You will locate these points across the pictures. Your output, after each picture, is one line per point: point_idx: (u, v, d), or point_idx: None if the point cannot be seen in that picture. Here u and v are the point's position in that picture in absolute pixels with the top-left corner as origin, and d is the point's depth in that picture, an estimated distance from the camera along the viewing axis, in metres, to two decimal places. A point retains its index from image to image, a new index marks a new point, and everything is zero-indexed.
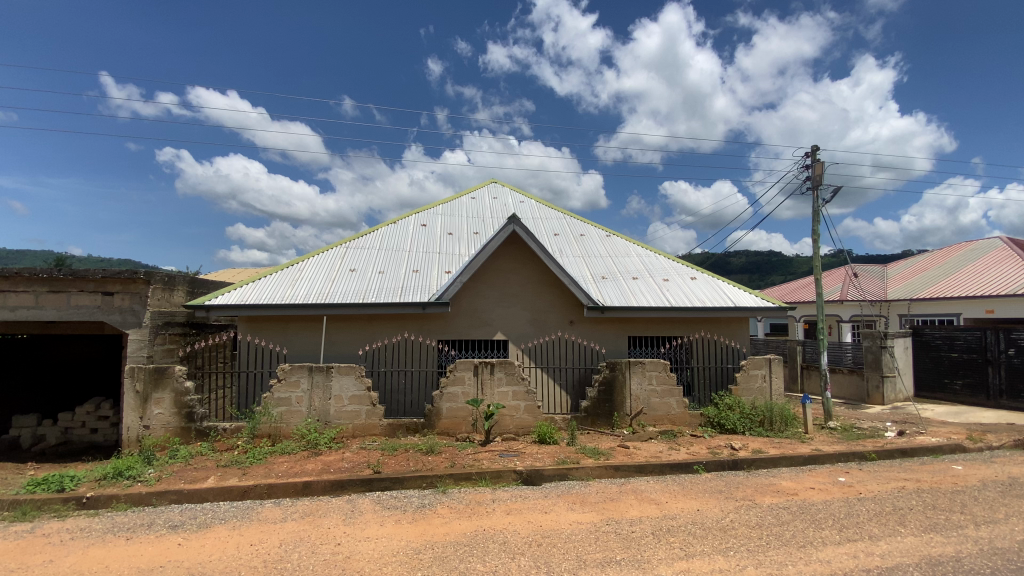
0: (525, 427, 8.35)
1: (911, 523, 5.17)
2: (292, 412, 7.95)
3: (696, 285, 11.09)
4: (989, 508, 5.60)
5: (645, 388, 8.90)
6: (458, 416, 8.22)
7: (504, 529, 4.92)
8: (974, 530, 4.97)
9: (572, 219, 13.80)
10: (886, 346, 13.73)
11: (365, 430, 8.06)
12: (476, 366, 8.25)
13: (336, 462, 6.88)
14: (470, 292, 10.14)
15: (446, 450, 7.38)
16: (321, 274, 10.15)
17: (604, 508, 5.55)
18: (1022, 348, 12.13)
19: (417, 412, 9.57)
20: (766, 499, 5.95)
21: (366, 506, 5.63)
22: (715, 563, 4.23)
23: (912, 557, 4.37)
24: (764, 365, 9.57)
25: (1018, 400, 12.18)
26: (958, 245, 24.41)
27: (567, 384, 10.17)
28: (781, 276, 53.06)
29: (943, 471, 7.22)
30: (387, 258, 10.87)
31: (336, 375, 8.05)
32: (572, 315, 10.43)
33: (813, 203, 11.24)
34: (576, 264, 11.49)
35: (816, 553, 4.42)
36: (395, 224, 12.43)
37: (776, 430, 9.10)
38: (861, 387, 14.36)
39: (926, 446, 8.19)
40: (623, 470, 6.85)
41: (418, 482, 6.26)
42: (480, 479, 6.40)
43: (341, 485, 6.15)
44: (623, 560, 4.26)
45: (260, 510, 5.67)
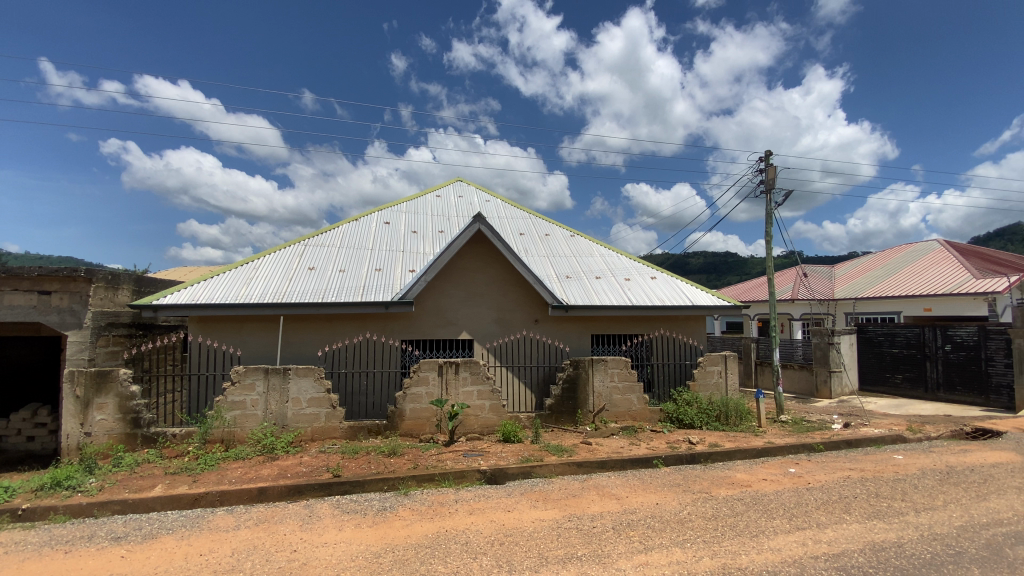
0: (490, 426, 8.33)
1: (856, 511, 5.46)
2: (247, 416, 7.65)
3: (657, 284, 11.36)
4: (927, 495, 5.98)
5: (607, 385, 9.05)
6: (422, 417, 8.12)
7: (467, 529, 4.89)
8: (913, 516, 5.29)
9: (537, 219, 13.85)
10: (834, 343, 14.48)
11: (324, 433, 7.86)
12: (440, 366, 8.17)
13: (293, 467, 6.67)
14: (435, 291, 10.04)
15: (410, 452, 7.27)
16: (278, 272, 9.82)
17: (566, 505, 5.61)
18: (957, 344, 13.02)
19: (379, 414, 9.40)
20: (721, 491, 6.15)
21: (325, 511, 5.48)
22: (673, 555, 4.34)
23: (857, 544, 4.61)
24: (720, 361, 9.87)
25: (953, 393, 13.05)
26: (899, 247, 25.93)
27: (531, 382, 10.22)
28: (737, 277, 55.12)
29: (884, 460, 7.66)
30: (348, 257, 10.62)
31: (293, 377, 7.81)
32: (537, 314, 10.48)
33: (766, 206, 11.72)
34: (541, 264, 11.54)
35: (767, 542, 4.60)
36: (357, 222, 12.17)
37: (732, 424, 9.43)
38: (810, 381, 15.09)
39: (870, 437, 8.67)
40: (586, 466, 6.94)
41: (378, 485, 6.14)
42: (443, 480, 6.34)
43: (298, 490, 5.95)
44: (584, 556, 4.31)
45: (210, 518, 5.43)
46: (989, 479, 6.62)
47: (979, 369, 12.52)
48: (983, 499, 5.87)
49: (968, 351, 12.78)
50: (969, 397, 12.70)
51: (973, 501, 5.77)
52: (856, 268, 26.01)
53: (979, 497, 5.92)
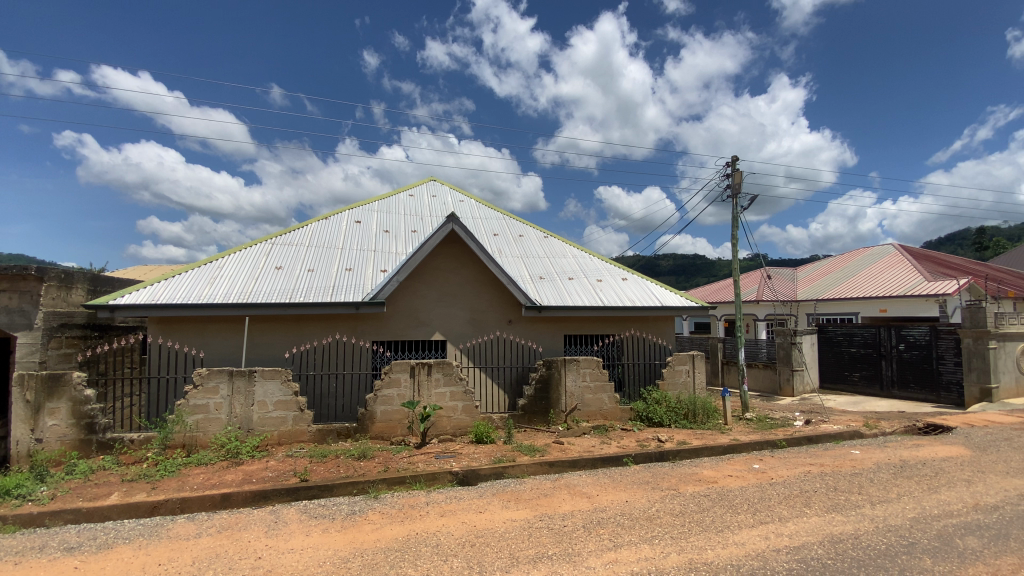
0: (463, 427, 8.28)
1: (816, 504, 5.67)
2: (210, 420, 7.40)
3: (629, 286, 11.54)
4: (882, 489, 6.26)
5: (580, 385, 9.13)
6: (393, 419, 8.01)
7: (438, 532, 4.85)
8: (869, 509, 5.52)
9: (510, 219, 13.89)
10: (796, 343, 14.99)
11: (292, 436, 7.68)
12: (412, 367, 8.09)
13: (259, 472, 6.50)
14: (407, 292, 9.93)
15: (380, 455, 7.18)
16: (243, 272, 9.54)
17: (538, 504, 5.64)
18: (910, 343, 13.65)
19: (349, 416, 9.23)
20: (688, 487, 6.30)
21: (291, 516, 5.36)
22: (642, 552, 4.41)
23: (816, 536, 4.78)
24: (688, 360, 10.09)
25: (906, 390, 13.68)
26: (857, 251, 27.04)
27: (504, 383, 10.22)
28: (706, 279, 56.48)
29: (843, 455, 7.99)
30: (317, 257, 10.40)
31: (259, 380, 7.59)
32: (510, 314, 10.49)
33: (733, 209, 12.07)
34: (514, 265, 11.57)
35: (732, 537, 4.73)
36: (326, 220, 11.92)
37: (699, 422, 9.64)
38: (774, 379, 15.59)
39: (829, 433, 9.02)
40: (558, 466, 6.99)
41: (348, 489, 6.03)
42: (414, 483, 6.28)
43: (264, 495, 5.80)
44: (555, 555, 4.34)
45: (170, 526, 5.23)
46: (939, 472, 6.98)
47: (930, 368, 13.17)
48: (933, 491, 6.18)
49: (920, 350, 13.41)
50: (921, 394, 13.34)
51: (925, 494, 6.07)
52: (817, 270, 27.01)
53: (930, 489, 6.23)
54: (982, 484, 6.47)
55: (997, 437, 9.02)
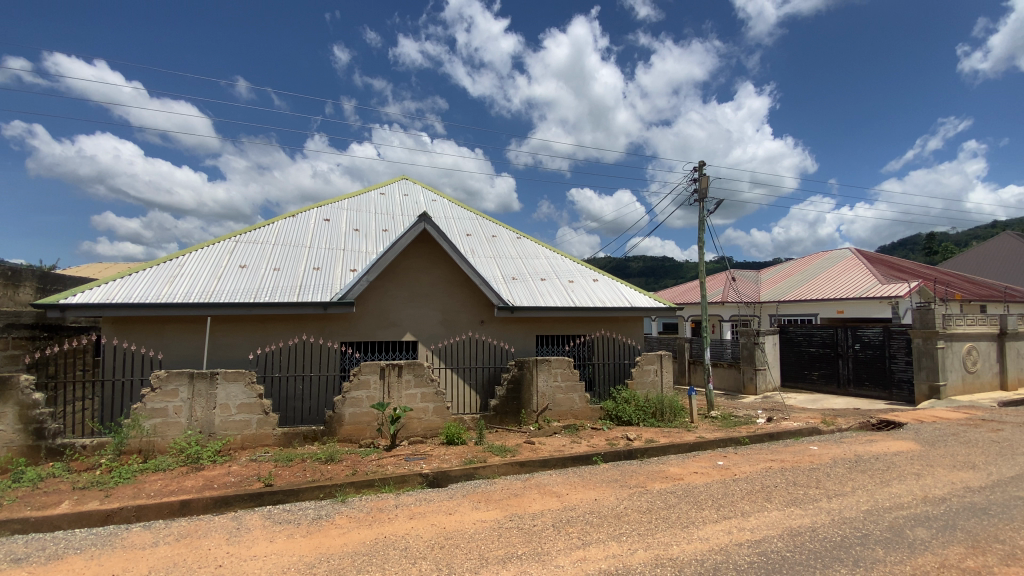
0: (434, 428, 8.21)
1: (776, 499, 5.87)
2: (169, 425, 7.12)
3: (600, 287, 11.69)
4: (838, 483, 6.53)
5: (551, 385, 9.19)
6: (362, 422, 7.88)
7: (407, 535, 4.80)
8: (826, 502, 5.75)
9: (483, 219, 13.86)
10: (759, 343, 15.50)
11: (256, 440, 7.46)
12: (382, 368, 7.98)
13: (220, 477, 6.29)
14: (378, 291, 9.79)
15: (348, 458, 7.06)
16: (205, 270, 9.22)
17: (508, 504, 5.65)
18: (865, 343, 14.29)
19: (316, 419, 9.02)
20: (655, 484, 6.43)
21: (255, 523, 5.21)
22: (610, 549, 4.47)
23: (776, 530, 4.95)
24: (656, 360, 10.29)
25: (861, 388, 14.30)
26: (817, 254, 28.14)
27: (475, 383, 10.19)
28: (674, 280, 57.71)
29: (802, 451, 8.29)
30: (284, 255, 10.14)
31: (221, 382, 7.35)
32: (483, 314, 10.46)
33: (700, 213, 12.39)
34: (487, 265, 11.55)
35: (697, 532, 4.85)
36: (294, 218, 11.65)
37: (667, 420, 9.84)
38: (738, 378, 16.06)
39: (789, 430, 9.36)
40: (528, 466, 7.01)
41: (314, 493, 5.90)
42: (383, 486, 6.20)
43: (225, 502, 5.61)
44: (524, 555, 4.36)
45: (125, 536, 5.01)
46: (891, 466, 7.33)
47: (884, 366, 13.79)
48: (886, 484, 6.49)
49: (874, 350, 14.05)
50: (875, 391, 13.96)
51: (877, 487, 6.37)
52: (780, 273, 27.97)
53: (882, 483, 6.54)
54: (930, 477, 6.83)
55: (943, 432, 9.54)
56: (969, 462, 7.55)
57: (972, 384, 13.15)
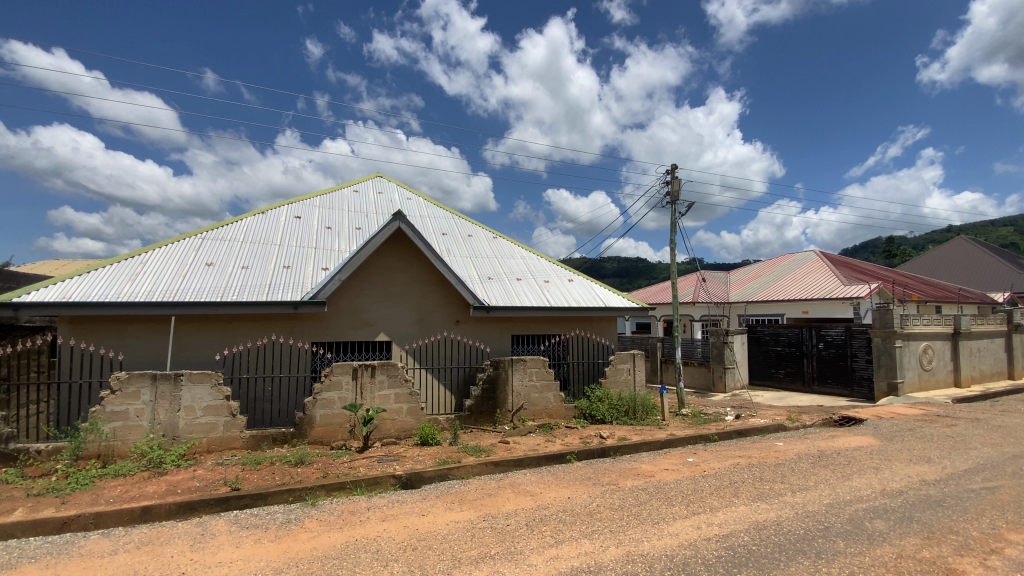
0: (407, 430, 8.13)
1: (743, 494, 6.03)
2: (129, 428, 6.86)
3: (575, 287, 11.79)
4: (802, 477, 6.76)
5: (526, 384, 9.22)
6: (334, 423, 7.74)
7: (379, 537, 4.75)
8: (791, 497, 5.94)
9: (459, 219, 13.78)
10: (728, 342, 15.90)
11: (222, 444, 7.25)
12: (354, 369, 7.86)
13: (184, 482, 6.09)
14: (350, 291, 9.64)
15: (319, 460, 6.93)
16: (170, 268, 8.91)
17: (482, 504, 5.64)
18: (828, 342, 14.80)
19: (286, 421, 8.80)
20: (627, 482, 6.52)
21: (220, 528, 5.06)
22: (582, 546, 4.52)
23: (743, 524, 5.09)
24: (629, 359, 10.45)
25: (824, 385, 14.83)
26: (784, 256, 29.00)
27: (450, 383, 10.14)
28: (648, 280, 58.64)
29: (768, 447, 8.54)
30: (253, 253, 9.88)
31: (186, 384, 7.12)
32: (458, 314, 10.41)
33: (672, 215, 12.61)
34: (462, 265, 11.50)
35: (667, 528, 4.94)
36: (263, 215, 11.36)
37: (639, 419, 10.00)
38: (707, 377, 16.43)
39: (756, 427, 9.63)
40: (502, 466, 7.02)
41: (283, 496, 5.78)
42: (354, 488, 6.11)
43: (190, 507, 5.43)
44: (498, 554, 4.36)
45: (82, 544, 4.80)
46: (852, 461, 7.63)
47: (846, 365, 14.31)
48: (847, 478, 6.75)
49: (837, 348, 14.57)
50: (837, 389, 14.48)
51: (839, 481, 6.61)
52: (748, 274, 28.76)
53: (844, 477, 6.80)
54: (888, 471, 7.13)
55: (900, 427, 9.97)
56: (925, 456, 7.91)
57: (928, 381, 13.78)
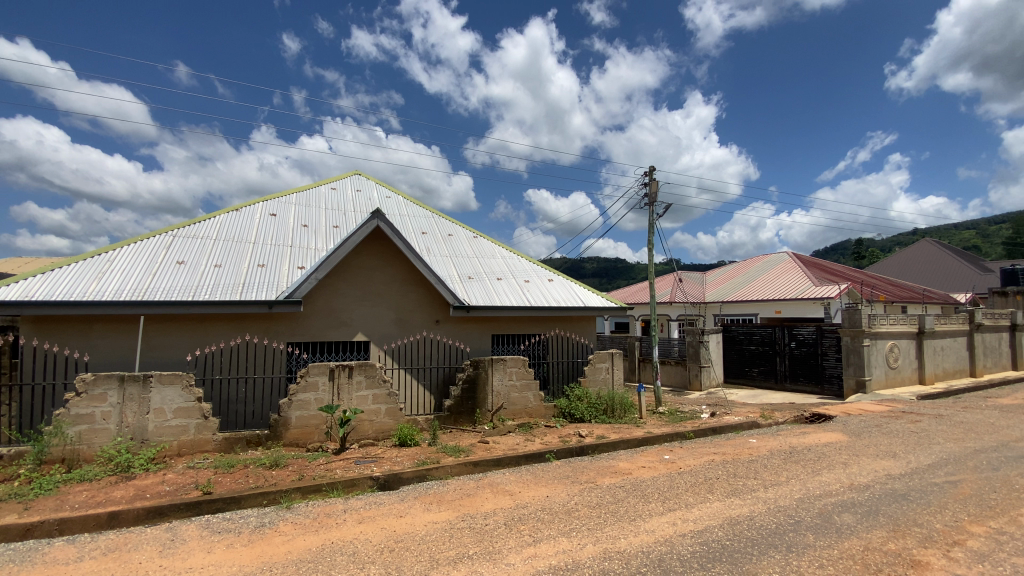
0: (386, 431, 8.06)
1: (718, 490, 6.16)
2: (96, 432, 6.63)
3: (555, 287, 11.85)
4: (774, 473, 6.93)
5: (506, 384, 9.23)
6: (310, 425, 7.62)
7: (355, 539, 4.69)
8: (763, 492, 6.09)
9: (439, 218, 13.71)
10: (703, 341, 16.19)
11: (194, 447, 7.07)
12: (331, 369, 7.75)
13: (153, 486, 5.92)
14: (328, 290, 9.51)
15: (295, 462, 6.81)
16: (139, 266, 8.65)
17: (460, 505, 5.63)
18: (800, 341, 15.21)
19: (260, 423, 8.60)
20: (605, 479, 6.60)
21: (191, 533, 4.94)
22: (560, 545, 4.55)
23: (717, 520, 5.19)
24: (607, 358, 10.57)
25: (796, 383, 15.23)
26: (758, 257, 29.66)
27: (430, 383, 10.07)
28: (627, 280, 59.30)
29: (742, 444, 8.73)
30: (226, 251, 9.65)
31: (155, 386, 6.92)
32: (437, 314, 10.36)
33: (650, 216, 12.78)
34: (442, 264, 11.44)
35: (643, 525, 5.01)
36: (238, 212, 11.11)
37: (617, 417, 10.12)
38: (684, 375, 16.71)
39: (731, 424, 9.83)
40: (482, 465, 7.01)
41: (257, 500, 5.66)
42: (331, 491, 6.03)
43: (159, 512, 5.28)
44: (476, 554, 4.36)
45: (46, 551, 4.63)
46: (821, 456, 7.86)
47: (816, 363, 14.72)
48: (817, 474, 6.95)
49: (808, 347, 14.98)
50: (808, 386, 14.89)
51: (809, 476, 6.80)
52: (724, 274, 29.36)
53: (814, 472, 7.00)
54: (856, 466, 7.36)
55: (868, 423, 10.30)
56: (890, 451, 8.20)
57: (894, 378, 14.27)
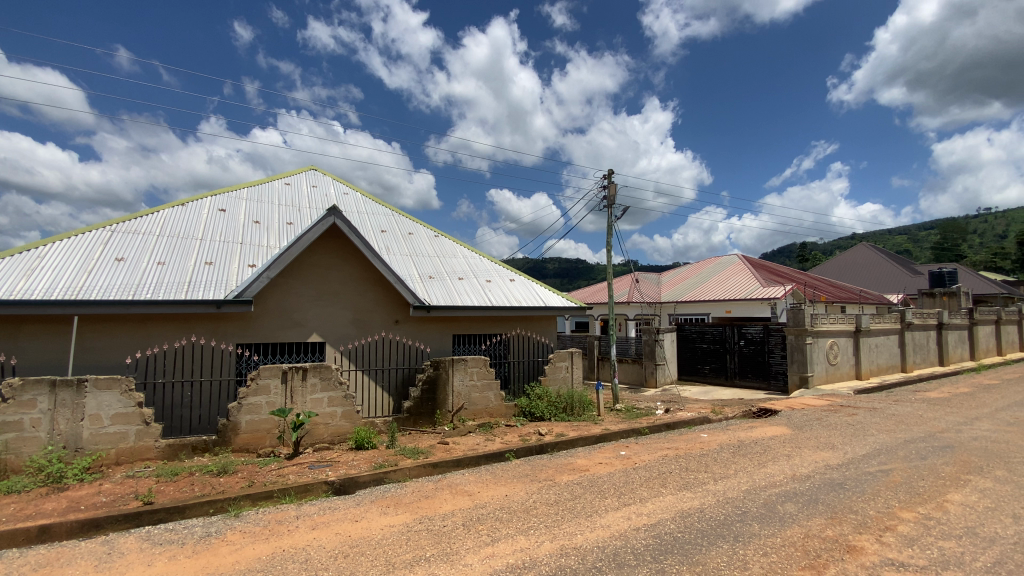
0: (342, 434, 7.88)
1: (671, 484, 6.37)
2: (24, 440, 6.18)
3: (516, 286, 11.91)
4: (723, 466, 7.24)
5: (466, 384, 9.22)
6: (261, 429, 7.35)
7: (308, 546, 4.57)
8: (713, 485, 6.33)
9: (399, 216, 13.49)
10: (659, 339, 16.67)
11: (133, 455, 6.67)
12: (284, 371, 7.50)
13: (88, 498, 5.54)
14: (281, 289, 9.20)
15: (244, 469, 6.55)
16: (73, 262, 8.10)
17: (418, 507, 5.57)
18: (748, 339, 15.92)
19: (208, 428, 8.24)
20: (563, 477, 6.69)
21: (130, 546, 4.67)
22: (518, 543, 4.59)
23: (670, 513, 5.38)
24: (567, 357, 10.73)
25: (745, 379, 15.92)
26: (710, 258, 30.88)
27: (388, 385, 9.91)
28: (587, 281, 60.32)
29: (694, 438, 9.07)
30: (170, 248, 9.17)
31: (90, 391, 6.50)
32: (397, 314, 10.21)
33: (609, 218, 13.06)
34: (402, 263, 11.28)
35: (600, 520, 5.12)
36: (183, 206, 10.57)
37: (576, 414, 10.31)
38: (640, 373, 17.13)
39: (684, 420, 10.18)
40: (441, 466, 6.97)
41: (203, 509, 5.41)
42: (283, 497, 5.84)
43: (94, 524, 4.96)
44: (433, 556, 4.33)
45: None
46: (767, 449, 8.27)
47: (763, 360, 15.45)
48: (763, 466, 7.31)
49: (756, 345, 15.71)
50: (756, 382, 15.61)
51: (755, 468, 7.13)
52: (678, 275, 30.44)
53: (760, 464, 7.36)
54: (798, 457, 7.79)
55: (810, 417, 10.90)
56: (829, 443, 8.72)
57: (834, 374, 15.16)
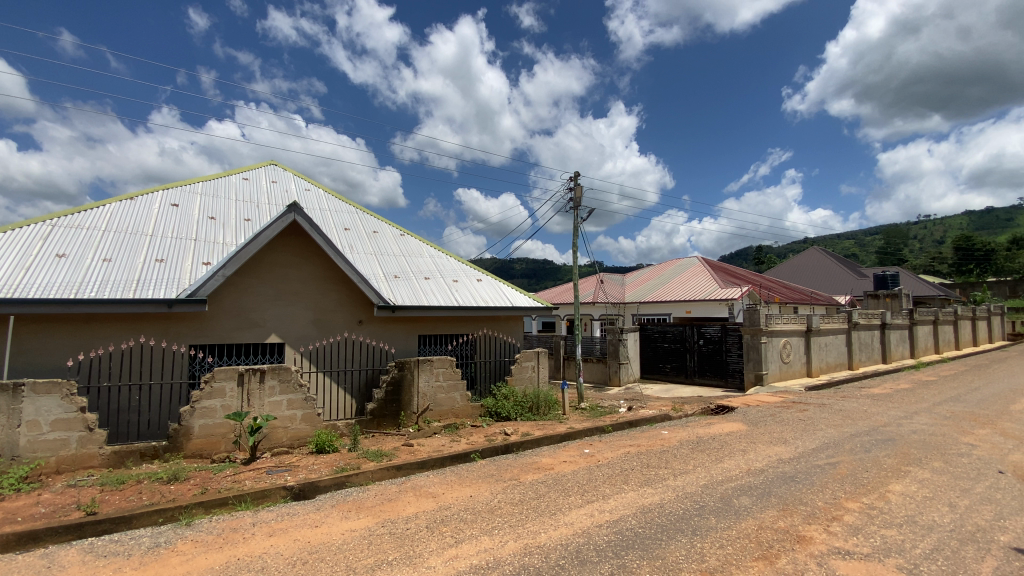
0: (302, 438, 7.67)
1: (633, 480, 6.52)
2: None
3: (483, 286, 11.90)
4: (682, 461, 7.46)
5: (431, 385, 9.14)
6: (216, 434, 7.08)
7: (264, 554, 4.43)
8: (673, 481, 6.52)
9: (364, 214, 13.24)
10: (623, 339, 17.00)
11: (75, 463, 6.29)
12: (241, 374, 7.24)
13: (25, 509, 5.20)
14: (238, 288, 8.88)
15: (197, 475, 6.30)
16: (8, 258, 7.56)
17: (381, 511, 5.49)
18: (707, 338, 16.45)
19: (157, 433, 7.88)
20: (528, 476, 6.73)
21: (71, 558, 4.41)
22: (482, 544, 4.59)
23: (631, 509, 5.49)
24: (533, 357, 10.81)
25: (703, 376, 16.43)
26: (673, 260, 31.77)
27: (352, 387, 9.73)
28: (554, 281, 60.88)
29: (655, 435, 9.31)
30: (117, 244, 8.70)
31: (28, 396, 6.10)
32: (361, 314, 10.03)
33: (575, 219, 13.25)
34: (366, 263, 11.07)
35: (563, 518, 5.19)
36: (131, 201, 10.04)
37: (541, 414, 10.39)
38: (604, 372, 17.43)
39: (646, 417, 10.43)
40: (406, 469, 6.90)
41: (151, 518, 5.16)
42: (238, 504, 5.64)
43: (32, 537, 4.65)
44: (395, 560, 4.28)
45: None
46: (724, 444, 8.57)
47: (721, 359, 16.01)
48: (719, 460, 7.58)
49: (714, 344, 16.26)
50: (714, 380, 16.14)
51: (713, 464, 7.38)
52: (642, 275, 31.20)
53: (717, 459, 7.62)
54: (754, 452, 8.10)
55: (764, 413, 11.36)
56: (782, 438, 9.13)
57: (787, 372, 15.86)
